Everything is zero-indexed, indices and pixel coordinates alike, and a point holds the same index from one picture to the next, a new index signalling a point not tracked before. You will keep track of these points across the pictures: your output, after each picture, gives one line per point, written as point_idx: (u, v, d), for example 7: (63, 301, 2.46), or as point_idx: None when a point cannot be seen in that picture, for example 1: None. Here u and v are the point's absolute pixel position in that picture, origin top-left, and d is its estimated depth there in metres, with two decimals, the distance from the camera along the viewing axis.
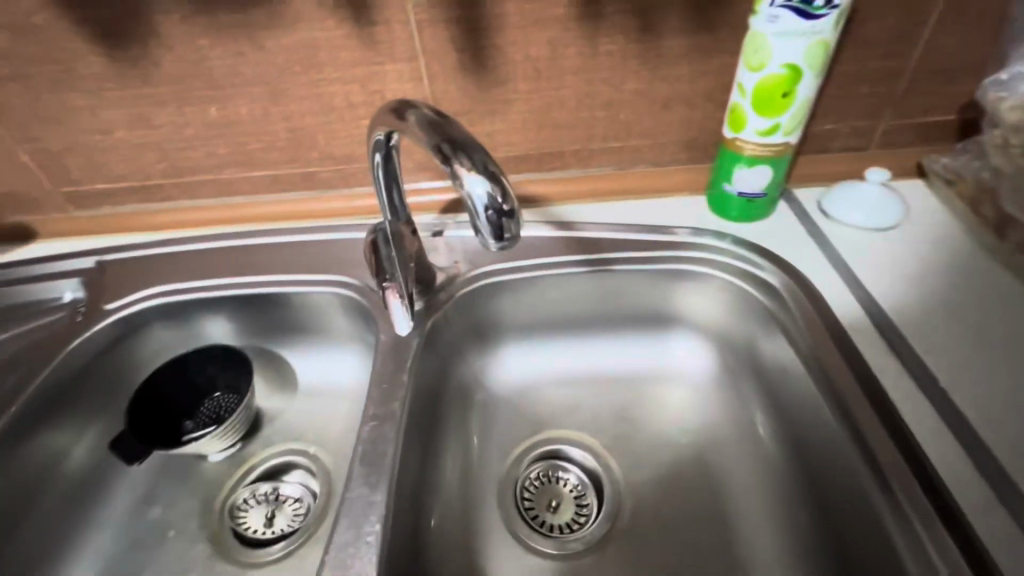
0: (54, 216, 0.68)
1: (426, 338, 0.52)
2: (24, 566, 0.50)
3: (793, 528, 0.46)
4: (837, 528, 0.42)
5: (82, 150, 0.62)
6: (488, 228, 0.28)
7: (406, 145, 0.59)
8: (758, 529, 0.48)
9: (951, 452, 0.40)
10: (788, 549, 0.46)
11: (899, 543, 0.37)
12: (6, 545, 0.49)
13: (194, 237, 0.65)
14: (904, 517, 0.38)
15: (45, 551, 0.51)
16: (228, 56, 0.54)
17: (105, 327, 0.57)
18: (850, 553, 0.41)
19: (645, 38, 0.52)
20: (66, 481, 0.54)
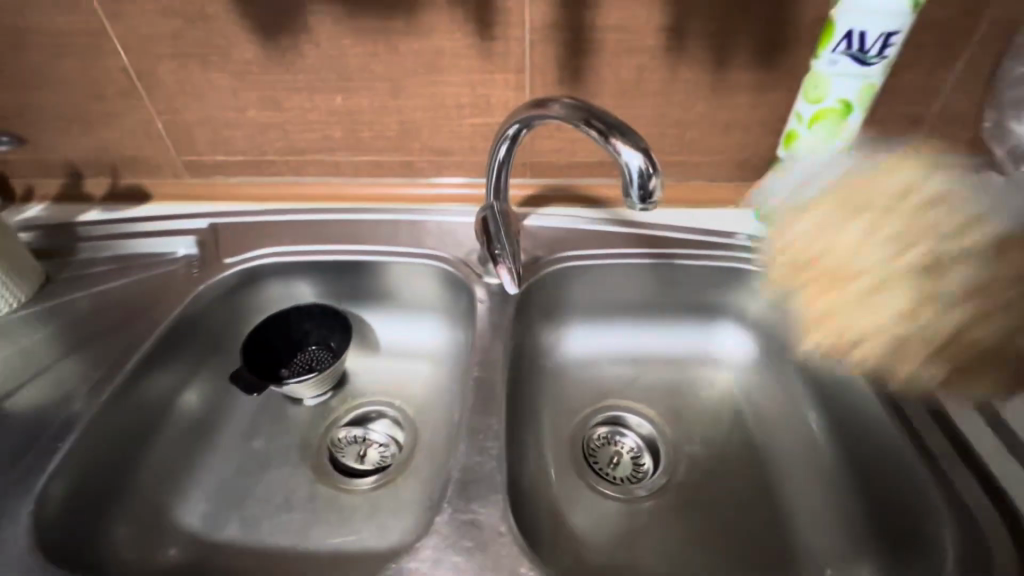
0: (170, 181, 0.76)
1: (517, 308, 0.61)
2: (155, 474, 0.55)
3: (833, 486, 0.55)
4: (878, 485, 0.51)
5: (213, 124, 0.70)
6: (638, 192, 0.38)
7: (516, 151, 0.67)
8: (803, 489, 0.56)
9: (973, 422, 0.49)
10: (830, 505, 0.54)
11: (935, 488, 0.46)
12: (143, 453, 0.55)
13: (300, 209, 0.73)
14: (937, 469, 0.47)
15: (169, 463, 0.57)
16: (364, 54, 0.63)
17: (230, 276, 0.65)
18: (889, 502, 0.50)
19: (717, 70, 0.62)
20: (186, 406, 0.61)
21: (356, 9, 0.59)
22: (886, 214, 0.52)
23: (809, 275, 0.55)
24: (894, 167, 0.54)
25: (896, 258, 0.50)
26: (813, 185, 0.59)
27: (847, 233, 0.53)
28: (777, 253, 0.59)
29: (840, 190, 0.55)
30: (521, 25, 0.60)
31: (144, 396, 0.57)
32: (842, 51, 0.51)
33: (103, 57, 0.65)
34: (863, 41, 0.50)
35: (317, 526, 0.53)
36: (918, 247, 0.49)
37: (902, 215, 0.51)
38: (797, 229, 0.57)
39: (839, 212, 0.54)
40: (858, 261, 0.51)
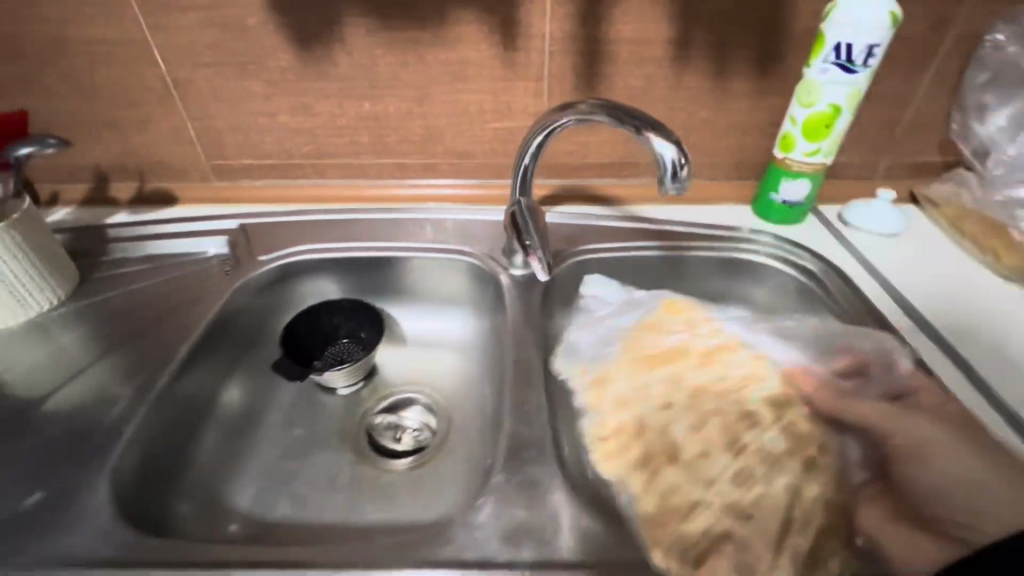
0: (197, 185, 0.79)
1: (544, 295, 0.66)
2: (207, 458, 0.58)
3: None
4: None
5: (243, 129, 0.73)
6: (671, 178, 0.44)
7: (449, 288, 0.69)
8: None
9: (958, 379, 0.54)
10: None
11: None
12: (194, 437, 0.58)
13: (327, 210, 0.76)
14: None
15: (217, 449, 0.59)
16: (393, 63, 0.67)
17: (268, 271, 0.69)
18: None
19: (718, 79, 0.68)
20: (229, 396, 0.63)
21: (389, 22, 0.64)
22: (680, 373, 0.55)
23: (616, 451, 0.50)
24: (660, 324, 0.60)
25: (700, 382, 0.54)
26: (607, 331, 0.61)
27: (651, 380, 0.55)
28: (585, 383, 0.57)
29: (643, 355, 0.57)
30: (542, 37, 0.65)
31: (192, 384, 0.59)
32: (831, 60, 0.58)
33: (141, 65, 0.68)
34: (850, 52, 0.57)
35: (361, 503, 0.56)
36: (707, 385, 0.53)
37: (681, 366, 0.55)
38: (605, 369, 0.57)
39: (653, 372, 0.55)
40: (654, 416, 0.51)
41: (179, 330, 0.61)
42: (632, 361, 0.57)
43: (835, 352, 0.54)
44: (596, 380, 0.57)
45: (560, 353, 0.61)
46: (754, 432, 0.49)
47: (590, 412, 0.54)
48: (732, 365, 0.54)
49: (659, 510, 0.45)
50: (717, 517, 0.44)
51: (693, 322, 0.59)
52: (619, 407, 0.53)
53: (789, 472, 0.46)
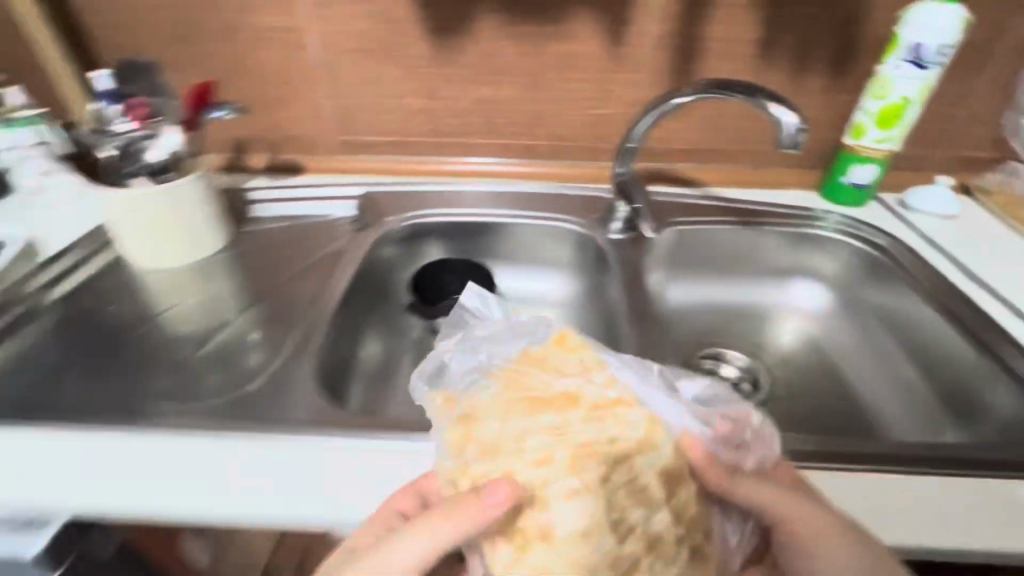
0: (323, 157, 0.89)
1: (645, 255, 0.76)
2: (364, 378, 0.70)
3: (903, 389, 0.68)
4: (945, 379, 0.64)
5: (372, 109, 0.84)
6: (790, 138, 0.54)
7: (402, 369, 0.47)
8: (881, 394, 0.69)
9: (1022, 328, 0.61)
10: (901, 403, 0.67)
11: (991, 366, 0.58)
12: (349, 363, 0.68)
13: (440, 182, 0.86)
14: (993, 354, 0.59)
15: (368, 375, 0.71)
16: (514, 53, 0.78)
17: (396, 230, 0.80)
18: (955, 388, 0.62)
19: (797, 75, 0.78)
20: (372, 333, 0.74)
21: (516, 17, 0.75)
22: (531, 428, 0.39)
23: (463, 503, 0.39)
24: (549, 358, 0.43)
25: (546, 454, 0.38)
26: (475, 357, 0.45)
27: (501, 434, 0.39)
28: (447, 418, 0.42)
29: (509, 386, 0.41)
30: (646, 35, 0.75)
31: (348, 318, 0.70)
32: (906, 58, 0.67)
33: (296, 50, 0.79)
34: (923, 51, 0.66)
35: None
36: (583, 437, 0.38)
37: (537, 413, 0.39)
38: (474, 403, 0.41)
39: (508, 414, 0.39)
40: (528, 475, 0.37)
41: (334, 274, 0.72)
42: (496, 406, 0.40)
43: (717, 413, 0.42)
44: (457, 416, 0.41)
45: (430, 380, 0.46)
46: (574, 494, 0.37)
47: (446, 447, 0.41)
48: (604, 420, 0.39)
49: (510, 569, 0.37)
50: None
51: (576, 358, 0.43)
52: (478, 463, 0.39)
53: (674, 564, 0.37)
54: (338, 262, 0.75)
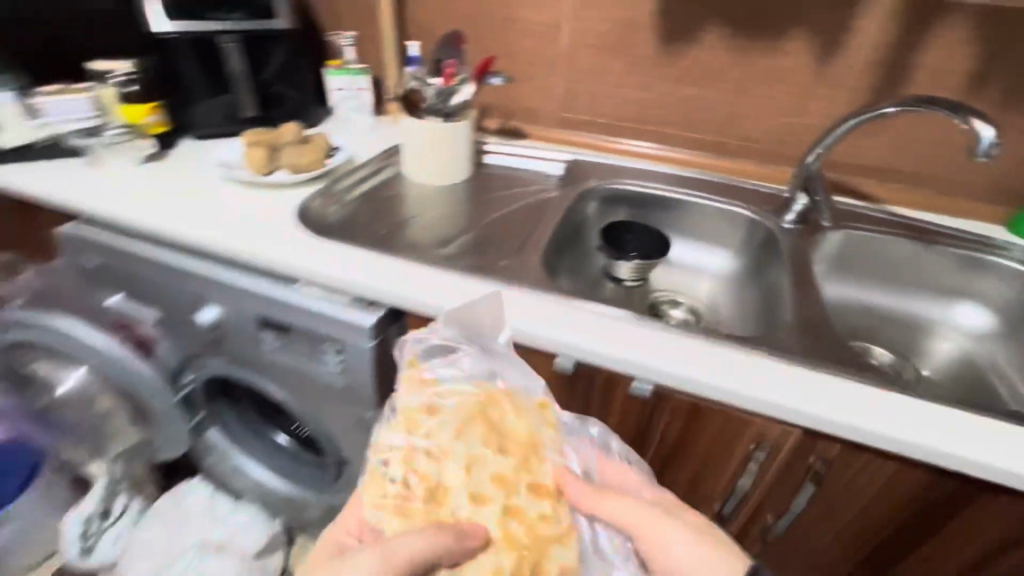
0: (542, 128, 1.11)
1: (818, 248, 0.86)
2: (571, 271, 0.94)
3: None
4: None
5: (594, 94, 1.04)
6: (986, 147, 0.62)
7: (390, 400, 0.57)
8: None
9: None
10: None
11: None
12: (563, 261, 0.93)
13: (635, 161, 1.04)
14: None
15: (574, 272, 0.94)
16: (727, 62, 0.93)
17: (598, 189, 0.99)
18: None
19: (1005, 111, 0.82)
20: (569, 262, 0.94)
21: (737, 33, 0.90)
22: (480, 467, 0.51)
23: (391, 486, 0.51)
24: (521, 409, 0.55)
25: (481, 496, 0.51)
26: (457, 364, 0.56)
27: (455, 457, 0.51)
28: (421, 399, 0.54)
29: (476, 417, 0.54)
30: (853, 58, 0.86)
31: (559, 241, 0.91)
32: None
33: (549, 41, 1.01)
34: None
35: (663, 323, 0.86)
36: (513, 500, 0.51)
37: (486, 449, 0.52)
38: (441, 407, 0.54)
39: (466, 440, 0.52)
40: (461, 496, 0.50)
41: (549, 213, 0.93)
42: (456, 423, 0.53)
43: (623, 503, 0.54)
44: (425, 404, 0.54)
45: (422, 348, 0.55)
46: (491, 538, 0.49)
47: (403, 423, 0.53)
48: (538, 495, 0.51)
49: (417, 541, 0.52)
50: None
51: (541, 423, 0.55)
52: (421, 460, 0.52)
53: None
54: (552, 206, 0.96)
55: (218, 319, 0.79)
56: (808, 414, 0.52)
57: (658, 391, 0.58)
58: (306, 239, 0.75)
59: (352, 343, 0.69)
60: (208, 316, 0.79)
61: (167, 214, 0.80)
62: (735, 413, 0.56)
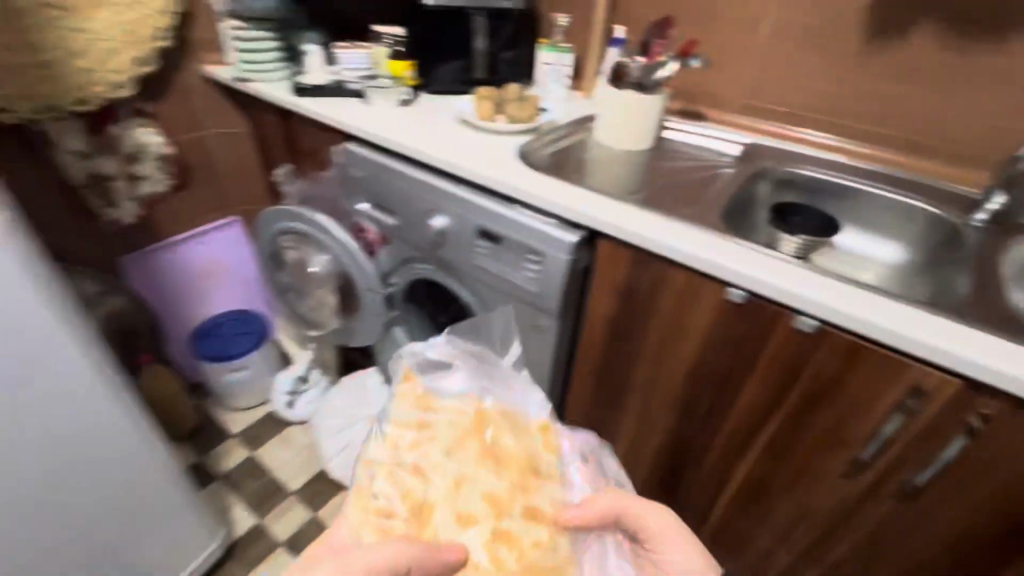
0: (724, 113, 1.20)
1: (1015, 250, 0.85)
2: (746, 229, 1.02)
3: None
4: None
5: (784, 84, 1.11)
6: None
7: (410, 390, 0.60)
8: None
9: None
10: None
11: None
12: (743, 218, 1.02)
13: (816, 150, 1.09)
14: None
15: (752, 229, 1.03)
16: (937, 61, 0.95)
17: (777, 171, 1.07)
18: None
19: None
20: (740, 224, 1.01)
21: (955, 32, 0.91)
22: (471, 483, 0.53)
23: (374, 492, 0.52)
24: (522, 428, 0.60)
25: (472, 511, 0.52)
26: (462, 384, 0.61)
27: (452, 470, 0.54)
28: (414, 407, 0.58)
29: (478, 437, 0.56)
30: None
31: (733, 207, 0.99)
32: None
33: (749, 33, 1.10)
34: None
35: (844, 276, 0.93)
36: (502, 529, 0.52)
37: (476, 468, 0.54)
38: (441, 421, 0.57)
39: (458, 458, 0.55)
40: (444, 508, 0.52)
41: (726, 184, 1.03)
42: (455, 439, 0.56)
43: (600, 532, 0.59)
44: (424, 403, 0.58)
45: (419, 361, 0.63)
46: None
47: (389, 438, 0.55)
48: (535, 532, 0.54)
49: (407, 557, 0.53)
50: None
51: (544, 450, 0.59)
52: (415, 472, 0.53)
53: None
54: (732, 180, 1.05)
55: (445, 225, 1.01)
56: (969, 362, 0.58)
57: (822, 327, 0.67)
58: (526, 171, 0.95)
59: (553, 255, 0.86)
60: (439, 222, 1.01)
61: (421, 141, 1.04)
62: (893, 356, 0.64)
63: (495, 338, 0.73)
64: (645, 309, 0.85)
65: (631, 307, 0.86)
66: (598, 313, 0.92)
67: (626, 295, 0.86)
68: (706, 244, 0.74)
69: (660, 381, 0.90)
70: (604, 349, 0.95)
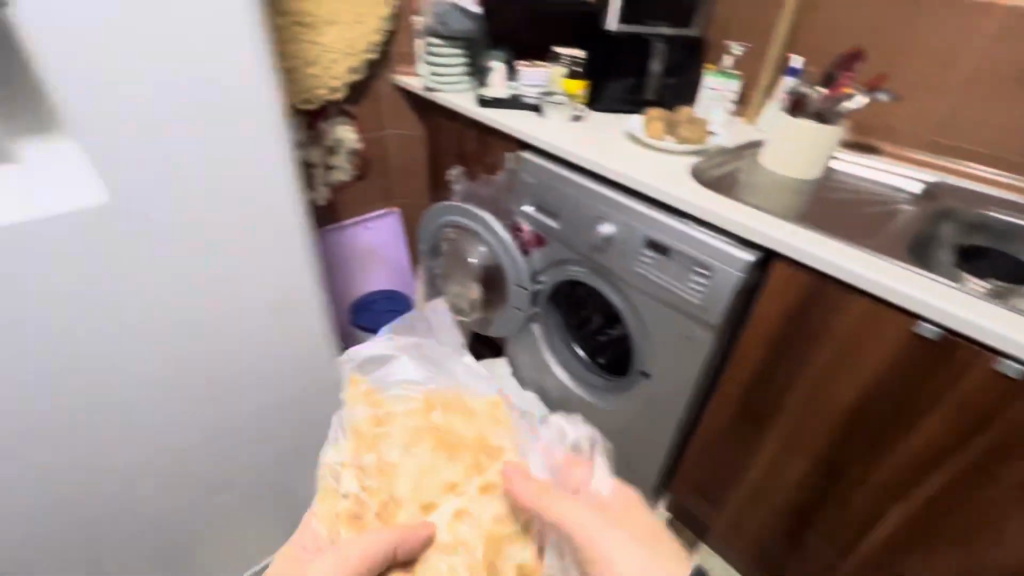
0: (902, 148, 1.17)
1: None
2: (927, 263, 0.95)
3: None
4: None
5: (979, 124, 1.06)
6: None
7: (367, 396, 0.90)
8: None
9: None
10: None
11: None
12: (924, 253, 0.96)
13: (1011, 195, 1.03)
14: None
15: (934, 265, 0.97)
16: None
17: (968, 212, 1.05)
18: None
19: None
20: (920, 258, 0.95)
21: None
22: (428, 472, 0.79)
23: (342, 502, 0.79)
24: (472, 417, 0.88)
25: (432, 498, 0.77)
26: (413, 388, 0.92)
27: (413, 463, 0.80)
28: (366, 404, 0.89)
29: (427, 422, 0.86)
30: None
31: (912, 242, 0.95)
32: None
33: (946, 69, 1.07)
34: None
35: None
36: (459, 490, 0.78)
37: (427, 459, 0.80)
38: (397, 417, 0.86)
39: (412, 452, 0.81)
40: (406, 499, 0.77)
41: (905, 220, 1.02)
42: (410, 433, 0.83)
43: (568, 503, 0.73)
44: (377, 416, 0.87)
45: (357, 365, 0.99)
46: (443, 525, 0.74)
47: (342, 450, 0.83)
48: (486, 484, 0.78)
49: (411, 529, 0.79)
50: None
51: (491, 422, 0.87)
52: (379, 473, 0.79)
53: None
54: (913, 216, 1.03)
55: (613, 232, 1.09)
56: None
57: None
58: (698, 188, 1.01)
59: (723, 270, 0.91)
60: (607, 228, 1.09)
61: (594, 154, 1.14)
62: None
63: (443, 359, 1.08)
64: (812, 336, 0.87)
65: (795, 333, 0.89)
66: (756, 336, 0.95)
67: (790, 320, 0.89)
68: (857, 261, 0.79)
69: (812, 413, 0.92)
70: (757, 371, 0.98)
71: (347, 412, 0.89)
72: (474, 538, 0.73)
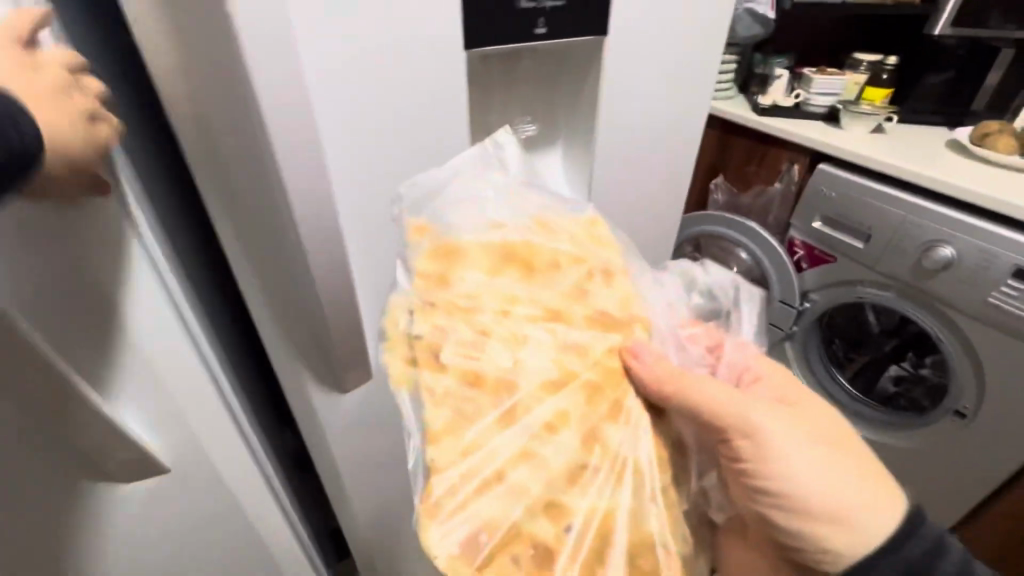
0: None
1: None
2: None
3: None
4: None
5: None
6: None
7: (416, 226, 0.54)
8: None
9: None
10: None
11: None
12: None
13: None
14: None
15: None
16: None
17: None
18: None
19: None
20: None
21: None
22: (520, 307, 0.49)
23: (417, 346, 0.49)
24: (555, 232, 0.55)
25: (529, 344, 0.48)
26: (490, 207, 0.54)
27: (500, 291, 0.50)
28: (423, 242, 0.53)
29: (505, 239, 0.53)
30: None
31: None
32: None
33: None
34: None
35: None
36: (563, 324, 0.50)
37: (522, 288, 0.51)
38: (472, 244, 0.52)
39: (499, 279, 0.51)
40: (500, 357, 0.47)
41: None
42: (492, 251, 0.52)
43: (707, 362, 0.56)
44: (442, 247, 0.52)
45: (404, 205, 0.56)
46: (526, 389, 0.46)
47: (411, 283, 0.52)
48: (594, 314, 0.51)
49: (444, 423, 0.45)
50: (460, 464, 0.44)
51: (587, 247, 0.55)
52: (461, 313, 0.49)
53: (593, 491, 0.45)
54: None
55: (957, 257, 1.01)
56: None
57: None
58: None
59: None
60: (950, 252, 1.01)
61: (916, 163, 1.05)
62: None
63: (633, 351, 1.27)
64: None
65: None
66: None
67: None
68: None
69: None
70: None
71: (406, 248, 0.54)
72: (593, 378, 0.48)
